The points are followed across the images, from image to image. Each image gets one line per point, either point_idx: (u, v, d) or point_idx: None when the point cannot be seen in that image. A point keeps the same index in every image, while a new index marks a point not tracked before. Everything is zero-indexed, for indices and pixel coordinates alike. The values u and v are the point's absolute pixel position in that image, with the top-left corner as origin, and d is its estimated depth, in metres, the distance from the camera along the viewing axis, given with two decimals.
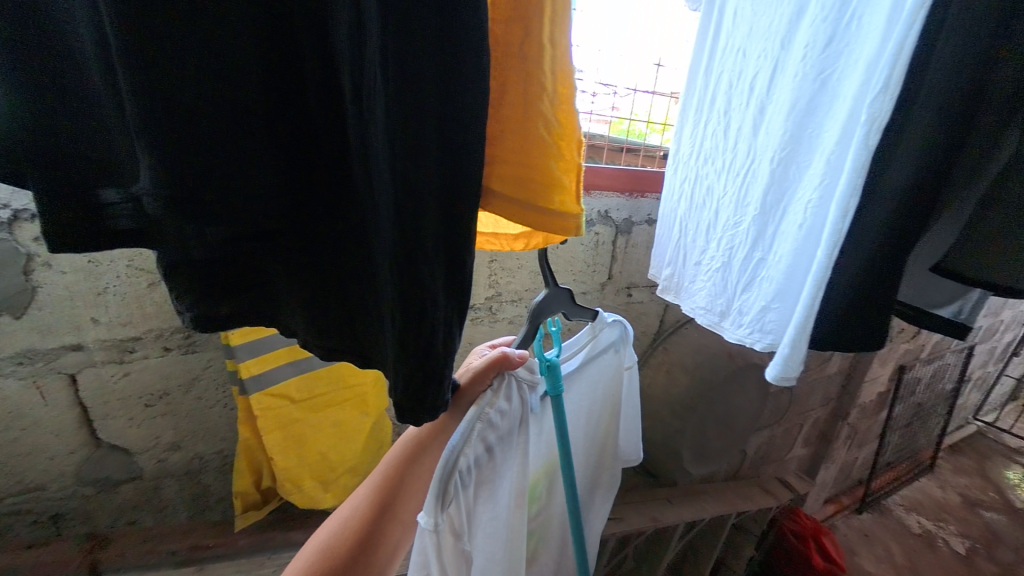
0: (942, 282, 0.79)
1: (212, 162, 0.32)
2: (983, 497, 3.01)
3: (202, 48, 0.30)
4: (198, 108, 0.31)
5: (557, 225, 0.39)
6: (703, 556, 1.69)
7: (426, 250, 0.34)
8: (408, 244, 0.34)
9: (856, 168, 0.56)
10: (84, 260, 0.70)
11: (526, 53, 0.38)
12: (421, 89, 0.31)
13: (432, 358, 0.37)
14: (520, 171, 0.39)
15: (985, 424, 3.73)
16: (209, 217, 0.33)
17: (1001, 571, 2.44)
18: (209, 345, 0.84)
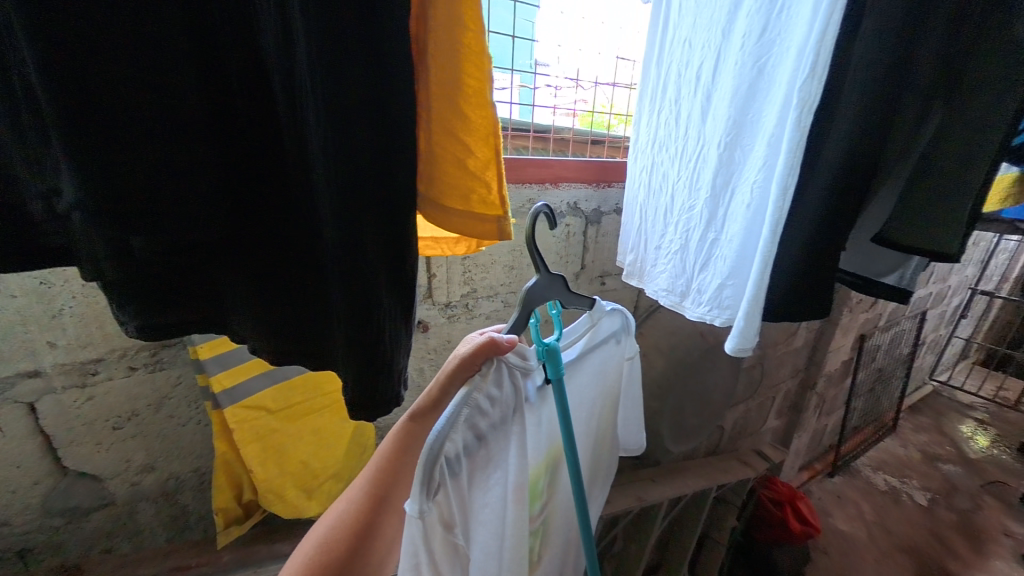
0: (883, 251, 0.85)
1: (147, 167, 0.31)
2: (941, 451, 3.23)
3: (127, 47, 0.29)
4: (125, 111, 0.29)
5: (481, 230, 0.45)
6: (688, 530, 1.76)
7: (367, 250, 0.41)
8: (350, 247, 0.40)
9: (792, 148, 0.60)
10: (35, 281, 0.67)
11: (440, 72, 0.41)
12: (349, 118, 0.37)
13: (378, 345, 0.44)
14: (446, 182, 0.44)
15: (940, 383, 4.00)
16: (142, 224, 0.31)
17: (959, 518, 2.64)
18: (177, 361, 0.82)
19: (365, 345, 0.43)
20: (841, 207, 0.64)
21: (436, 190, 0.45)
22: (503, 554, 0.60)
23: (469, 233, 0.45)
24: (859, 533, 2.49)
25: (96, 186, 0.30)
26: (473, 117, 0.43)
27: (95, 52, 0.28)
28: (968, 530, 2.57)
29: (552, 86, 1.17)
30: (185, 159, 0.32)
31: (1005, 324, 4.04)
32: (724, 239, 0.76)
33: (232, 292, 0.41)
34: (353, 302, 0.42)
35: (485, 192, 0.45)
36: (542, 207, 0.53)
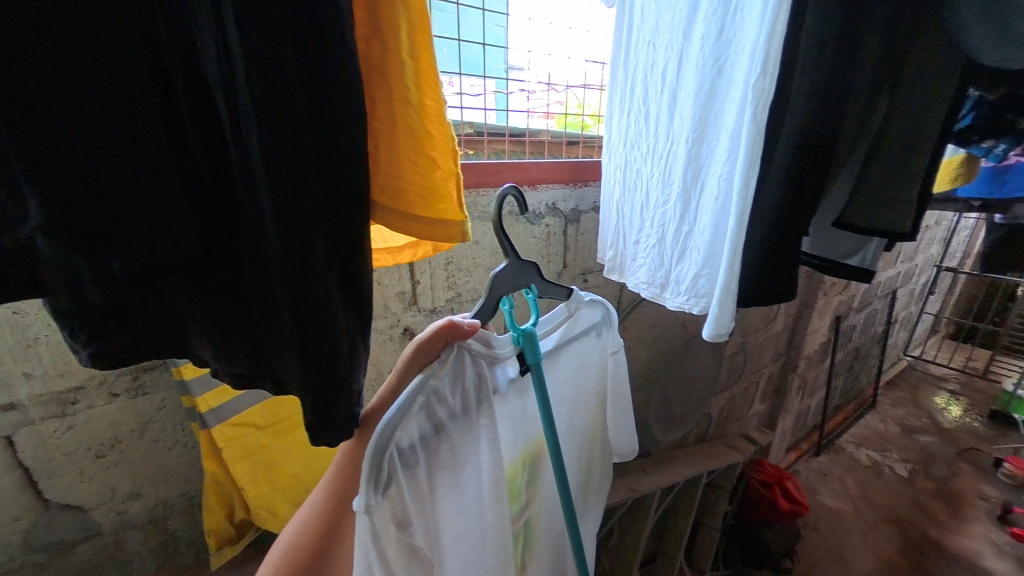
0: (842, 235, 0.90)
1: (116, 189, 0.29)
2: (918, 424, 3.37)
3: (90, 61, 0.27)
4: (87, 133, 0.28)
5: (443, 232, 0.45)
6: (683, 517, 1.79)
7: (318, 267, 0.37)
8: (298, 260, 0.36)
9: (751, 142, 0.63)
10: (8, 312, 0.66)
11: (390, 73, 0.42)
12: (292, 115, 0.34)
13: (339, 369, 0.39)
14: (400, 185, 0.44)
15: (913, 357, 4.17)
16: (117, 250, 0.30)
17: (937, 486, 2.76)
18: (160, 384, 0.81)
19: (320, 369, 0.38)
20: (797, 195, 0.68)
21: (393, 198, 0.44)
22: (479, 550, 0.60)
23: (428, 238, 0.45)
24: (846, 508, 2.58)
25: (57, 202, 0.28)
26: (432, 128, 0.44)
27: (47, 58, 0.26)
28: (946, 497, 2.69)
29: (525, 91, 1.19)
30: (144, 171, 0.30)
31: (970, 298, 4.24)
32: (698, 230, 0.79)
33: (188, 311, 0.40)
34: (302, 323, 0.37)
35: (444, 198, 0.45)
36: (509, 189, 0.54)
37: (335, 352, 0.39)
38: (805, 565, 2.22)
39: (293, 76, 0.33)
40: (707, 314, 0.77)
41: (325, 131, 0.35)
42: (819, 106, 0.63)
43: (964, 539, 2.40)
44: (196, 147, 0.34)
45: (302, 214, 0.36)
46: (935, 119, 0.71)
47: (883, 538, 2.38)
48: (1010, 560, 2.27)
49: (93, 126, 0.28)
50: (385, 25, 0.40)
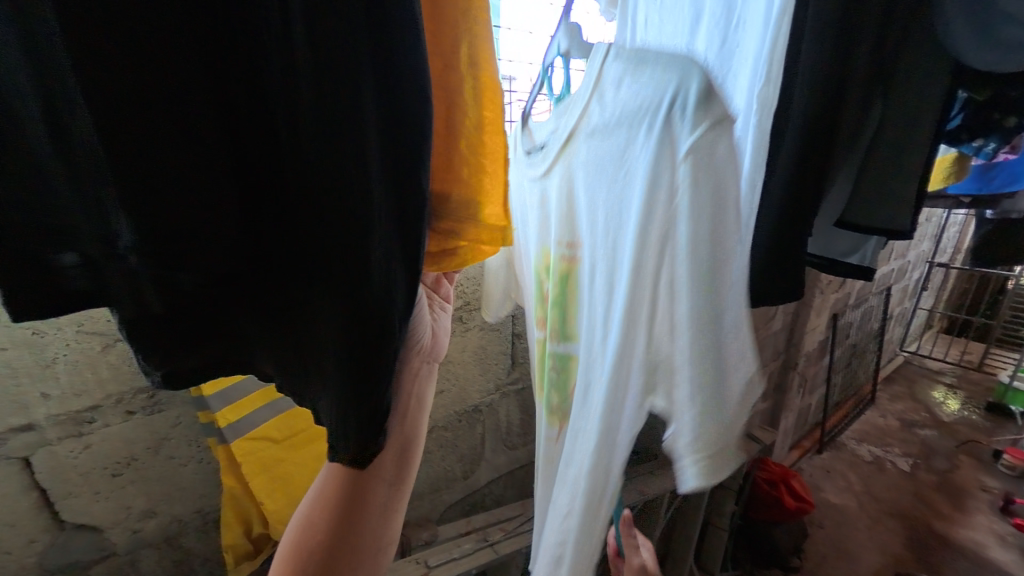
0: (840, 234, 0.92)
1: (182, 199, 0.29)
2: (917, 418, 3.40)
3: (161, 73, 0.27)
4: (161, 143, 0.28)
5: (492, 235, 0.47)
6: (691, 518, 1.80)
7: (375, 271, 0.33)
8: (355, 272, 0.33)
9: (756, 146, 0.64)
10: (27, 332, 0.67)
11: (448, 85, 0.43)
12: (353, 94, 0.30)
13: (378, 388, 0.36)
14: (454, 190, 0.45)
15: (909, 353, 4.21)
16: (185, 260, 0.29)
17: (938, 480, 2.78)
18: (175, 402, 0.81)
19: (360, 386, 0.35)
20: (799, 196, 0.70)
21: (448, 204, 0.45)
22: None
23: (488, 241, 0.47)
24: (850, 504, 2.59)
25: (145, 225, 0.28)
26: (488, 136, 0.46)
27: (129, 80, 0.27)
28: (948, 490, 2.71)
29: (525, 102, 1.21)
30: (211, 191, 0.30)
31: (962, 292, 4.30)
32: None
33: (247, 329, 0.40)
34: (346, 344, 0.34)
35: (498, 202, 0.48)
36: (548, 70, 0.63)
37: (372, 369, 0.35)
38: (813, 563, 2.22)
39: (357, 49, 0.30)
40: None
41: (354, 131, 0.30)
42: (817, 112, 0.66)
43: (967, 531, 2.42)
44: (252, 164, 0.33)
45: (351, 210, 0.31)
46: (930, 120, 0.74)
47: (888, 533, 2.39)
48: (1014, 550, 2.29)
49: (162, 149, 0.28)
50: (453, 38, 0.42)
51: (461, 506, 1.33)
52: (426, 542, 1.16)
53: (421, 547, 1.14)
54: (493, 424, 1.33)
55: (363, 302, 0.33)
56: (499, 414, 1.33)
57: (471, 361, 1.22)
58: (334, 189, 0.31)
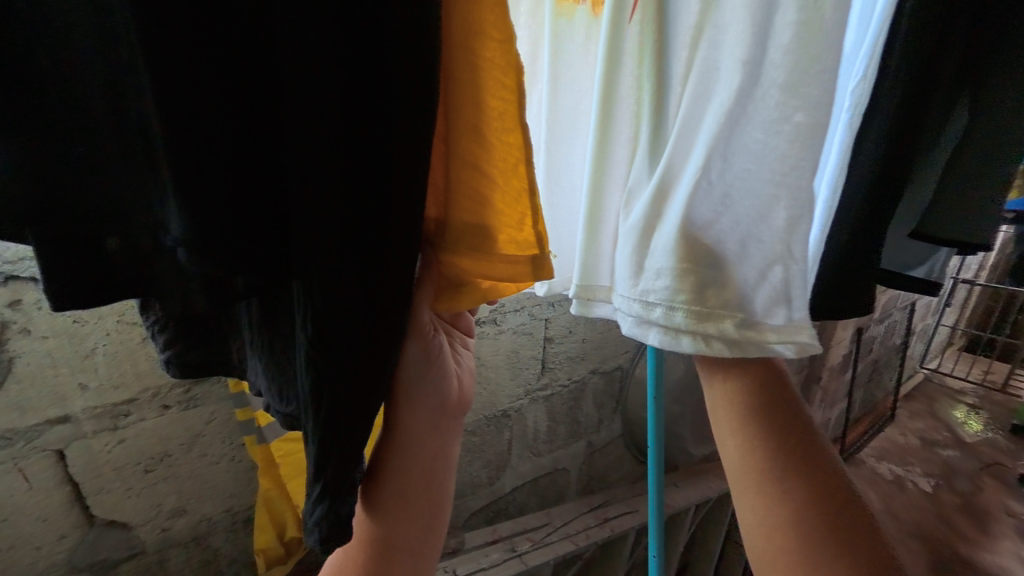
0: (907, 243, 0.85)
1: (217, 197, 0.27)
2: (939, 437, 3.31)
3: (207, 61, 0.26)
4: (201, 137, 0.26)
5: (507, 269, 0.37)
6: (713, 533, 1.75)
7: (395, 288, 0.31)
8: (359, 293, 0.30)
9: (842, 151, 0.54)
10: (68, 321, 0.64)
11: (463, 68, 0.34)
12: (386, 96, 0.28)
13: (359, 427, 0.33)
14: (471, 206, 0.36)
15: (930, 370, 4.11)
16: (227, 259, 0.28)
17: (963, 502, 2.70)
18: (211, 396, 0.78)
19: (346, 426, 0.32)
20: None
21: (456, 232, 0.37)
22: None
23: (499, 278, 0.37)
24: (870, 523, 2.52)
25: (189, 235, 0.27)
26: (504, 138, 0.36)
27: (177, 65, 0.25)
28: (973, 513, 2.63)
29: None
30: (242, 205, 0.28)
31: (987, 309, 4.19)
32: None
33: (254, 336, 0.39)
34: (333, 371, 0.31)
35: (516, 231, 0.37)
36: None
37: (371, 391, 0.33)
38: None
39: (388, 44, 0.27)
40: None
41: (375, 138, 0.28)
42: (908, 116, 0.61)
43: (992, 556, 2.35)
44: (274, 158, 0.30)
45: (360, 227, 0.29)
46: None
47: (911, 554, 2.32)
48: None
49: (198, 160, 0.26)
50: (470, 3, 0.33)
51: (484, 513, 1.30)
52: (452, 549, 1.12)
53: (447, 555, 1.11)
54: (520, 430, 1.29)
55: (341, 325, 0.30)
56: (526, 420, 1.30)
57: (502, 365, 1.19)
58: (348, 202, 0.29)
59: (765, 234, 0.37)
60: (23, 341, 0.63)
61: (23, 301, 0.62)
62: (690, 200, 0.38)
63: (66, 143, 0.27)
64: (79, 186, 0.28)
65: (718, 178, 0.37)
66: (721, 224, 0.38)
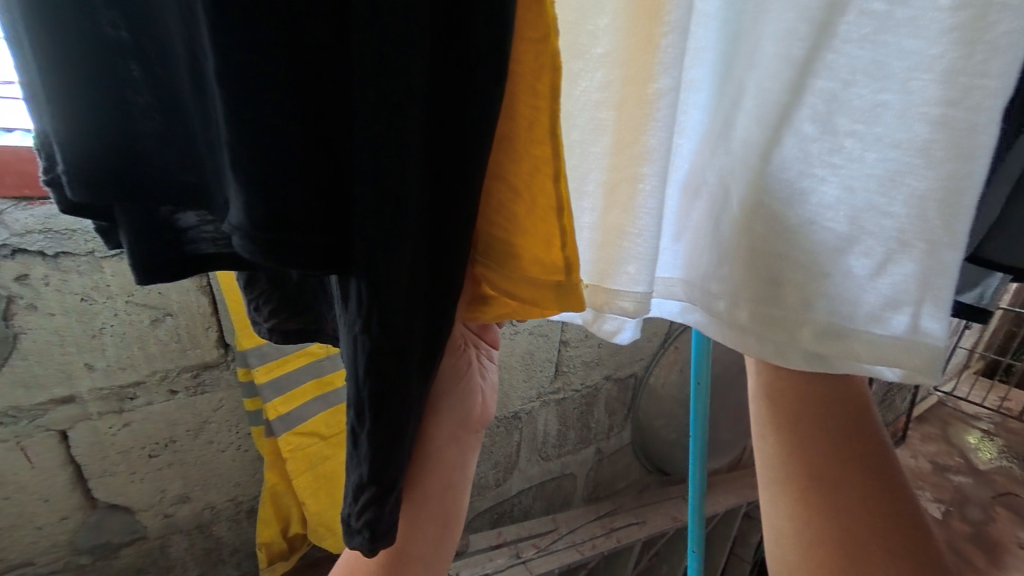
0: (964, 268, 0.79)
1: (275, 187, 0.23)
2: (952, 462, 3.22)
3: (272, 20, 0.22)
4: (259, 118, 0.23)
5: (534, 293, 0.31)
6: (717, 547, 1.71)
7: (447, 298, 0.29)
8: (412, 304, 0.27)
9: None
10: (76, 299, 0.62)
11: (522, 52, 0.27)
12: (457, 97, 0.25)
13: (398, 444, 0.31)
14: (515, 214, 0.31)
15: (944, 393, 3.99)
16: (279, 253, 0.24)
17: (972, 532, 2.63)
18: (221, 382, 0.76)
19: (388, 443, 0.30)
20: None
21: (479, 234, 0.32)
22: None
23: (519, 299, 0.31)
24: None
25: (247, 227, 0.24)
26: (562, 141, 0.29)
27: (240, 33, 0.21)
28: (984, 544, 2.56)
29: None
30: (303, 184, 0.24)
31: (1009, 334, 4.05)
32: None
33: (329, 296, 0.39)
34: (378, 387, 0.28)
35: (543, 250, 0.30)
36: None
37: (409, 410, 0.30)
38: None
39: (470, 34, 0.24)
40: None
41: (441, 124, 0.26)
42: None
43: None
44: (329, 137, 0.24)
45: (414, 235, 0.26)
46: None
47: None
48: None
49: (260, 138, 0.23)
50: None
51: (488, 514, 1.27)
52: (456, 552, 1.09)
53: None
54: (530, 433, 1.26)
55: (396, 325, 0.27)
56: (537, 422, 1.26)
57: (516, 365, 1.16)
58: (405, 205, 0.25)
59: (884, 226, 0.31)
60: (30, 317, 0.61)
61: (32, 275, 0.59)
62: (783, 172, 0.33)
63: (133, 120, 0.27)
64: (149, 168, 0.27)
65: (821, 137, 0.31)
66: (823, 193, 0.32)
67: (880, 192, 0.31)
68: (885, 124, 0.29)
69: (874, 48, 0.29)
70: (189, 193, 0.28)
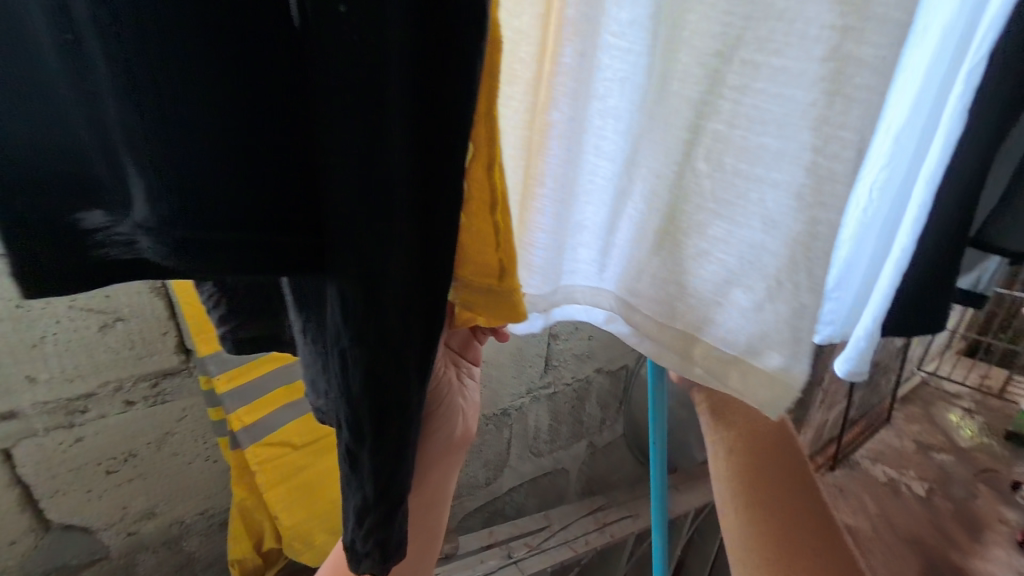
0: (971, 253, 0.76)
1: (221, 199, 0.26)
2: (935, 440, 3.29)
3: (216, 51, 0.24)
4: (205, 135, 0.25)
5: (501, 304, 0.36)
6: (710, 534, 1.71)
7: (418, 303, 0.30)
8: (385, 308, 0.29)
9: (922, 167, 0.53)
10: (10, 305, 0.56)
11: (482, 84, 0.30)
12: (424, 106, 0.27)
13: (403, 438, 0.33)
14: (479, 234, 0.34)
15: (928, 373, 4.07)
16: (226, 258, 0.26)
17: (955, 508, 2.70)
18: (183, 391, 0.70)
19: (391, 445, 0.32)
20: None
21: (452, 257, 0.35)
22: None
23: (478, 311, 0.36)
24: (863, 526, 2.50)
25: (187, 234, 0.26)
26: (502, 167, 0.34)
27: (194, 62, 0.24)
28: (966, 520, 2.63)
29: None
30: (274, 207, 0.27)
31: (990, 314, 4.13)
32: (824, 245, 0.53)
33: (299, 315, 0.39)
34: (367, 386, 0.30)
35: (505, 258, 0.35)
36: None
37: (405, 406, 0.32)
38: None
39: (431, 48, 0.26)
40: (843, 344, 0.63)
41: (418, 134, 0.27)
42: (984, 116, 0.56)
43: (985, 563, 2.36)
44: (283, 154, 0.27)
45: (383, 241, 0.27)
46: None
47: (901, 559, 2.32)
48: None
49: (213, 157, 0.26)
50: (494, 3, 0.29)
51: (480, 513, 1.24)
52: (446, 554, 1.05)
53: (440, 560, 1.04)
54: (521, 429, 1.23)
55: (379, 320, 0.28)
56: (528, 418, 1.23)
57: (505, 361, 1.12)
58: (367, 207, 0.26)
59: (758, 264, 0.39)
60: None
61: None
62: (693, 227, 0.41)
63: (62, 120, 0.26)
64: (71, 169, 0.26)
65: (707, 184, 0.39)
66: (714, 232, 0.40)
67: (749, 240, 0.39)
68: (778, 171, 0.36)
69: (762, 111, 0.36)
70: (87, 190, 0.26)
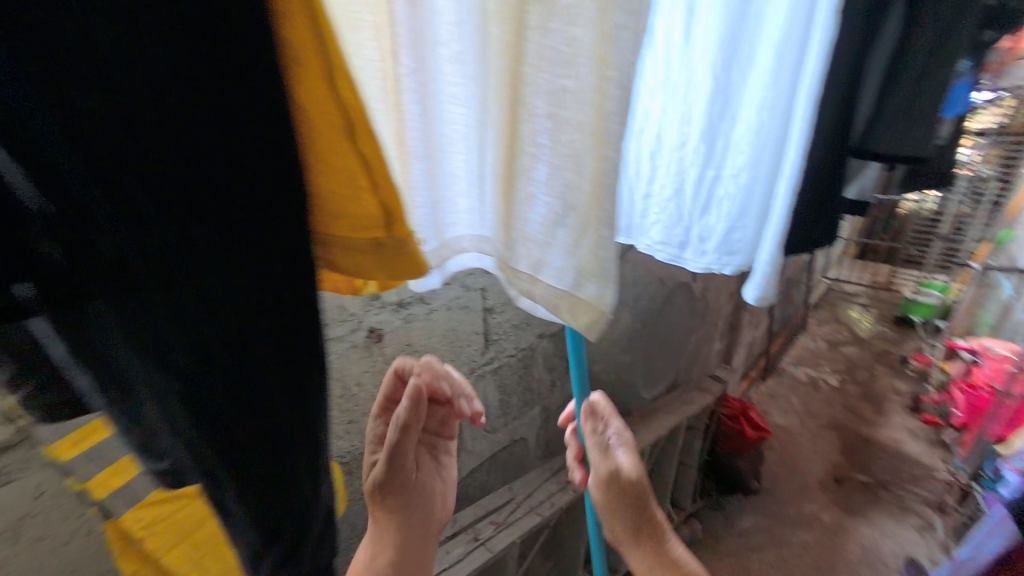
0: (854, 166, 0.84)
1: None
2: (841, 337, 3.78)
3: None
4: None
5: (399, 264, 0.36)
6: (667, 464, 1.84)
7: (248, 324, 0.30)
8: (220, 331, 0.29)
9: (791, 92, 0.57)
10: None
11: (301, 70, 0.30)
12: (211, 128, 0.27)
13: (288, 447, 0.35)
14: (349, 213, 0.34)
15: (831, 280, 4.61)
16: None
17: (861, 390, 3.15)
18: (29, 468, 0.56)
19: (271, 457, 0.34)
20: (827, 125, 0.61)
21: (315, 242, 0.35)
22: None
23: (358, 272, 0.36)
24: (794, 423, 2.83)
25: None
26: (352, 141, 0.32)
27: None
28: (870, 398, 3.08)
29: None
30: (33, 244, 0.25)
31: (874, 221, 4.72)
32: (725, 177, 0.63)
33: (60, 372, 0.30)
34: (214, 414, 0.31)
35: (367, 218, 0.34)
36: None
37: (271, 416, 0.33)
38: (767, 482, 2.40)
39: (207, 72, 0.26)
40: (747, 271, 0.68)
41: (216, 150, 0.27)
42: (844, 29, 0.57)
43: (887, 431, 2.79)
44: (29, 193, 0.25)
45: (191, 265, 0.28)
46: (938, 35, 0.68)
47: (825, 443, 2.68)
48: (923, 442, 2.70)
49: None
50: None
51: None
52: None
53: None
54: None
55: (215, 347, 0.30)
56: (476, 398, 1.20)
57: (440, 346, 1.06)
58: (157, 236, 0.26)
59: (578, 200, 0.41)
60: None
61: None
62: (530, 167, 0.41)
63: None
64: None
65: (540, 123, 0.39)
66: (542, 174, 0.41)
67: (570, 174, 0.40)
68: (573, 108, 0.38)
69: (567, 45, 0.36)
70: None
